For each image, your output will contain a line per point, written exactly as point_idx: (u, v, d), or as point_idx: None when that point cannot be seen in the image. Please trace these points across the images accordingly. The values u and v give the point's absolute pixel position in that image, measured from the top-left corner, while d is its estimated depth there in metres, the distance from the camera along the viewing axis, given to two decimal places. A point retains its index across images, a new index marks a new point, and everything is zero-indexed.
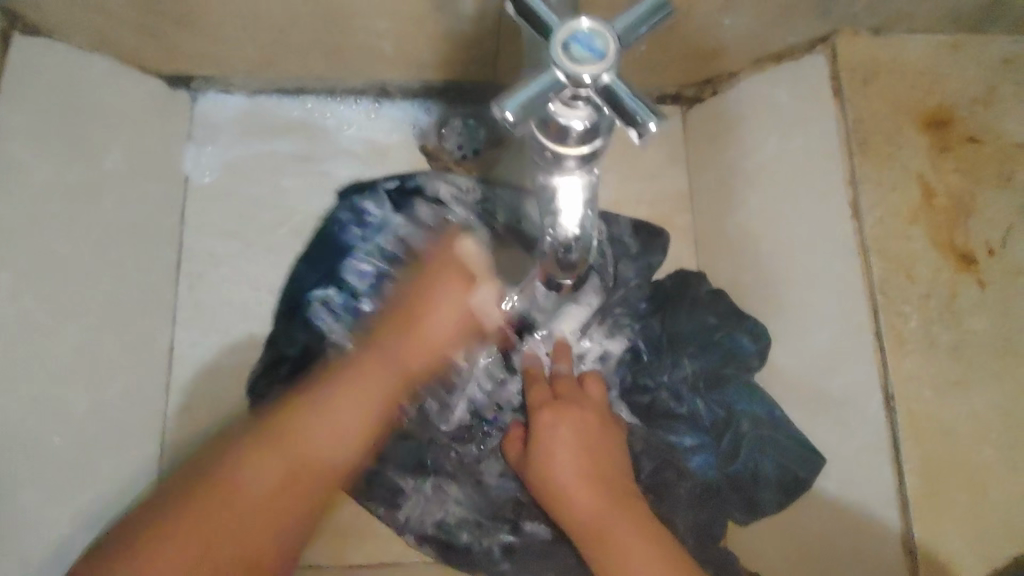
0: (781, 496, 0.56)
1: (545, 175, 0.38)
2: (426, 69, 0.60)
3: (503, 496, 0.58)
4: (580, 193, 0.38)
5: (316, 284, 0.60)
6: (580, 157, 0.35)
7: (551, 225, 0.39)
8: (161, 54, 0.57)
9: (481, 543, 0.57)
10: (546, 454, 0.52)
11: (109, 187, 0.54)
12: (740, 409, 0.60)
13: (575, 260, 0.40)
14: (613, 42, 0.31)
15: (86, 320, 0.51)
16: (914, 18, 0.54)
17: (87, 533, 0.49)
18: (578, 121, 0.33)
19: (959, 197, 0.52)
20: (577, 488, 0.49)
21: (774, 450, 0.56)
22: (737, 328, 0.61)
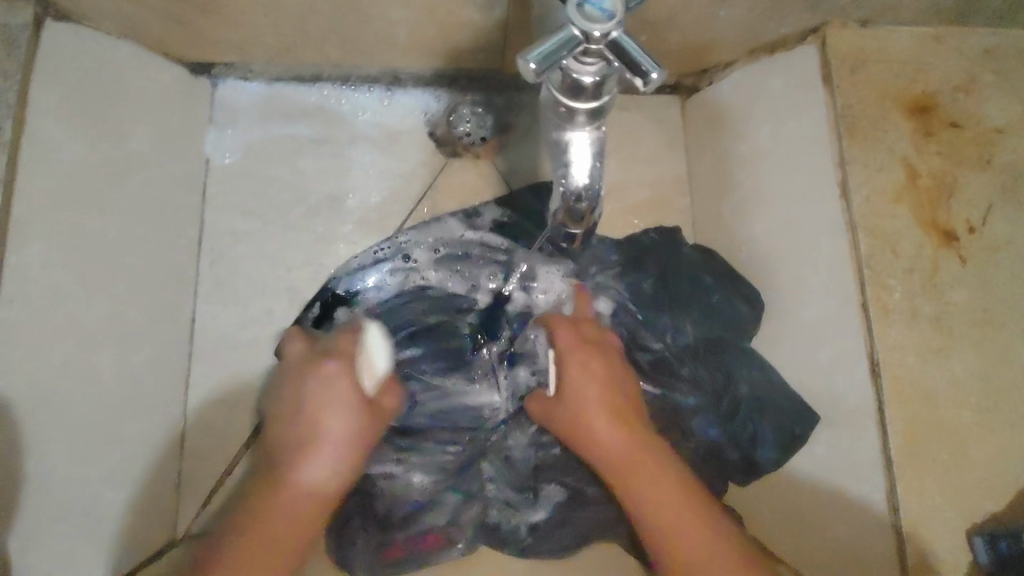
0: (778, 456, 0.58)
1: (557, 130, 0.40)
2: (437, 58, 0.63)
3: (524, 468, 0.58)
4: (588, 145, 0.40)
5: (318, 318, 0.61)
6: (590, 113, 0.38)
7: (562, 177, 0.41)
8: (186, 41, 0.60)
9: (509, 519, 0.56)
10: (574, 383, 0.52)
11: (136, 165, 0.57)
12: (738, 373, 0.61)
13: (584, 211, 0.42)
14: (622, 3, 0.34)
15: (115, 291, 0.54)
16: (899, 10, 0.57)
17: (115, 492, 0.52)
18: (589, 76, 0.36)
19: (941, 178, 0.55)
20: (608, 427, 0.49)
21: (773, 413, 0.58)
22: (734, 292, 0.64)
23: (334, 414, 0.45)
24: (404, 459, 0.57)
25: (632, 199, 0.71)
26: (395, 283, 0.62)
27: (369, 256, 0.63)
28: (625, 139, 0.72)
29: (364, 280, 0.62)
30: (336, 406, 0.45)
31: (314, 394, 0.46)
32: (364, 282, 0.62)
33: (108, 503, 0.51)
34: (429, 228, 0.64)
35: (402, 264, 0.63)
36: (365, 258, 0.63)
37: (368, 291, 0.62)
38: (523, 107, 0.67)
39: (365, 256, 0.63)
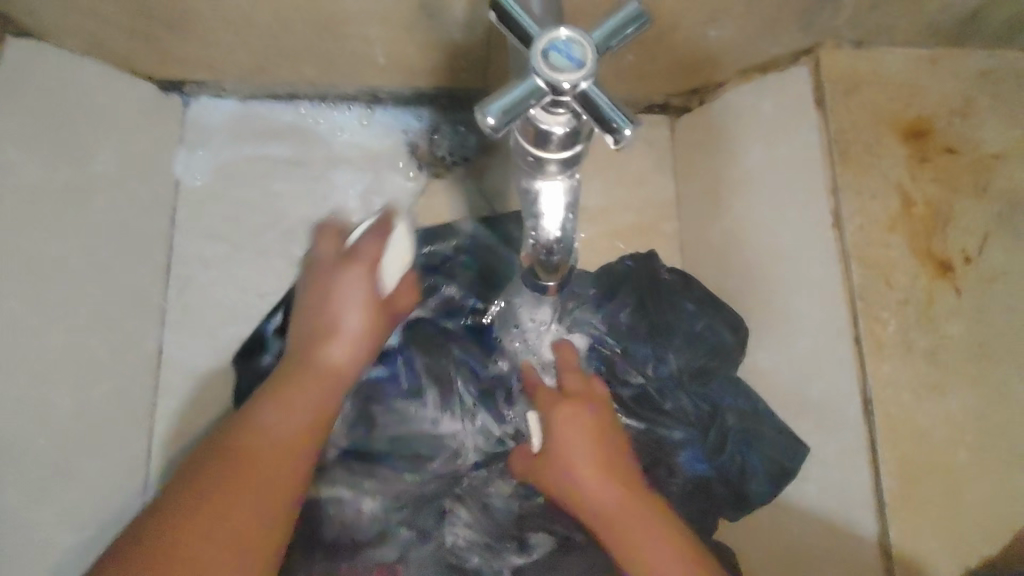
0: (771, 487, 0.56)
1: (527, 180, 0.37)
2: (417, 76, 0.60)
3: (505, 514, 0.55)
4: (562, 197, 0.38)
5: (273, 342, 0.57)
6: (561, 164, 0.35)
7: (532, 228, 0.40)
8: (153, 58, 0.57)
9: (492, 566, 0.53)
10: (564, 446, 0.49)
11: (100, 189, 0.54)
12: (724, 403, 0.59)
13: (557, 262, 0.41)
14: (593, 50, 0.31)
15: (76, 322, 0.51)
16: (893, 31, 0.55)
17: (74, 534, 0.49)
18: (558, 127, 0.33)
19: (936, 206, 0.53)
20: (595, 481, 0.47)
21: (762, 445, 0.56)
22: (715, 317, 0.61)
23: (352, 297, 0.45)
24: (358, 484, 0.54)
25: (620, 221, 0.69)
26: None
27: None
28: (612, 159, 0.70)
29: None
30: (356, 294, 0.45)
31: (332, 283, 0.46)
32: None
33: (64, 545, 0.48)
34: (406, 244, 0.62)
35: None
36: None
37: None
38: None
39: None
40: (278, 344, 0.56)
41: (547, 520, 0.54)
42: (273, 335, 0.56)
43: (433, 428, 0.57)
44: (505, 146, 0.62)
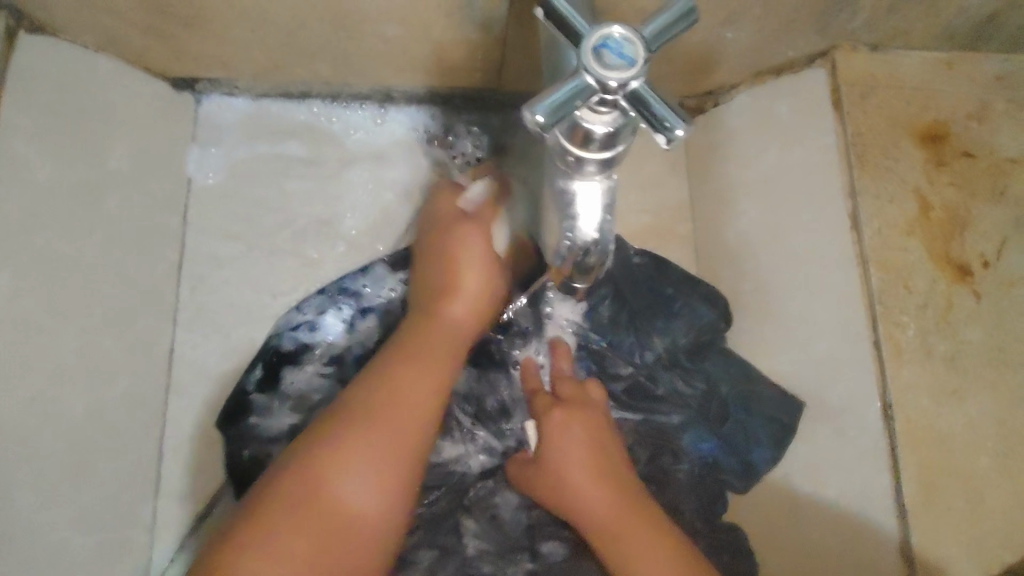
0: (774, 451, 0.57)
1: (564, 180, 0.37)
2: (432, 76, 0.60)
3: (514, 525, 0.54)
4: (600, 198, 0.37)
5: (258, 385, 0.56)
6: (601, 163, 0.35)
7: (568, 231, 0.38)
8: (169, 56, 0.57)
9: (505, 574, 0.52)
10: (561, 457, 0.50)
11: (114, 186, 0.54)
12: (716, 378, 0.60)
13: (592, 264, 0.40)
14: (643, 48, 0.30)
15: (88, 322, 0.51)
16: (910, 35, 0.55)
17: (84, 536, 0.48)
18: (602, 126, 0.32)
19: (954, 210, 0.53)
20: (589, 484, 0.48)
21: (761, 407, 0.58)
22: (695, 296, 0.63)
23: (471, 263, 0.53)
24: None
25: (633, 224, 0.69)
26: (344, 330, 0.58)
27: (316, 306, 0.59)
28: (625, 161, 0.70)
29: (317, 329, 0.58)
30: (473, 258, 0.54)
31: (454, 244, 0.55)
32: (314, 332, 0.58)
33: (74, 548, 0.47)
34: (376, 270, 0.60)
35: (352, 307, 0.59)
36: (309, 314, 0.58)
37: (318, 346, 0.57)
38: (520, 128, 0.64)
39: (310, 309, 0.58)
40: (263, 401, 0.55)
41: (558, 527, 0.53)
42: (255, 392, 0.56)
43: (434, 455, 0.56)
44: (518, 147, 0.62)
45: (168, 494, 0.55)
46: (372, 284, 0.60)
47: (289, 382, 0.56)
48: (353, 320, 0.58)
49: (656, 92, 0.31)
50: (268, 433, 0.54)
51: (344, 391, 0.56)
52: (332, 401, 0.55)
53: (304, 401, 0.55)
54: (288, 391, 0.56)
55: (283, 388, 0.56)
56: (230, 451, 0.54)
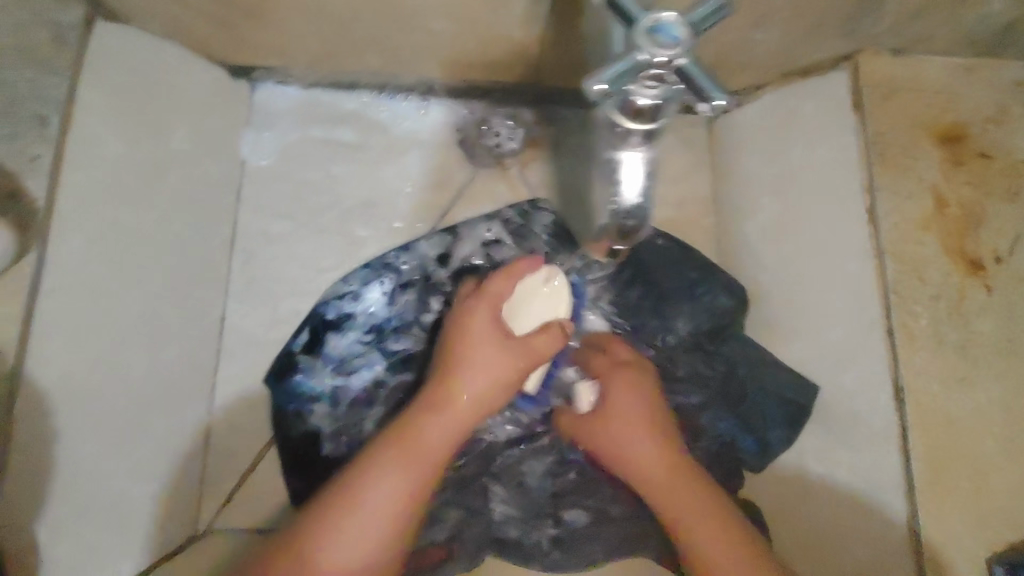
0: (788, 431, 0.60)
1: (609, 150, 0.40)
2: (472, 70, 0.64)
3: (540, 492, 0.58)
4: (640, 163, 0.39)
5: (306, 349, 0.60)
6: (645, 132, 0.38)
7: (612, 197, 0.41)
8: (228, 44, 0.61)
9: (530, 538, 0.56)
10: (617, 410, 0.53)
11: (176, 164, 0.58)
12: (737, 361, 0.63)
13: (633, 229, 0.41)
14: (689, 29, 0.34)
15: (149, 288, 0.55)
16: (932, 40, 0.58)
17: (141, 487, 0.52)
18: (648, 99, 0.36)
19: (969, 208, 0.56)
20: (640, 429, 0.52)
21: (777, 389, 0.61)
22: (714, 282, 0.66)
23: (479, 354, 0.47)
24: None
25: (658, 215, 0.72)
26: (384, 302, 0.62)
27: (361, 279, 0.63)
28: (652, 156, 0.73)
29: (359, 302, 0.62)
30: (480, 356, 0.47)
31: (468, 332, 0.48)
32: (356, 305, 0.62)
33: (132, 497, 0.51)
34: (418, 247, 0.64)
35: (393, 282, 0.63)
36: (354, 286, 0.62)
37: (359, 315, 0.61)
38: (556, 120, 0.68)
39: (354, 281, 0.62)
40: (308, 361, 0.59)
41: (580, 497, 0.58)
42: (302, 353, 0.60)
43: None
44: (563, 139, 0.68)
45: (218, 447, 0.60)
46: (410, 263, 0.63)
47: (332, 345, 0.60)
48: (393, 293, 0.62)
49: (700, 67, 0.35)
50: (313, 392, 0.58)
51: (382, 359, 0.60)
52: (371, 365, 0.60)
53: (345, 364, 0.60)
54: (333, 356, 0.60)
55: (329, 351, 0.60)
56: (281, 408, 0.58)
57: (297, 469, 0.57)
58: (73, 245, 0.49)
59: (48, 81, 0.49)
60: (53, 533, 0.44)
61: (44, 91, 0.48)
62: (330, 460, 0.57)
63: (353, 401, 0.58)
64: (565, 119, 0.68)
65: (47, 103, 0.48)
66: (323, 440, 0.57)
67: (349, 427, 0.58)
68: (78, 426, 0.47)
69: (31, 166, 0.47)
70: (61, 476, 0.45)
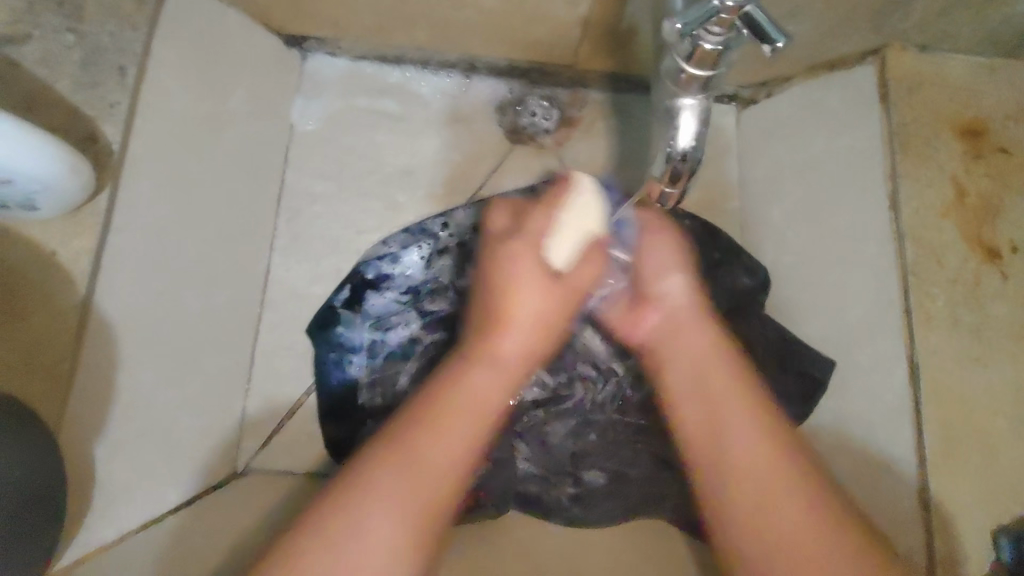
0: (802, 407, 0.63)
1: (670, 98, 0.45)
2: (515, 49, 0.67)
3: (562, 451, 0.60)
4: (694, 113, 0.44)
5: (346, 305, 0.64)
6: (703, 81, 0.42)
7: (669, 142, 0.45)
8: (286, 13, 0.64)
9: (549, 495, 0.58)
10: (653, 270, 0.54)
11: (233, 122, 0.62)
12: (755, 339, 0.65)
13: (685, 173, 0.45)
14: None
15: (203, 236, 0.58)
16: (957, 38, 0.61)
17: (192, 419, 0.55)
18: (713, 44, 0.39)
19: (987, 199, 0.58)
20: (675, 294, 0.53)
21: (795, 366, 0.63)
22: (737, 264, 0.69)
23: (529, 288, 0.49)
24: None
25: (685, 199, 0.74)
26: (421, 266, 0.65)
27: (400, 242, 0.66)
28: None
29: (397, 264, 0.65)
30: (527, 287, 0.49)
31: (510, 268, 0.50)
32: (394, 266, 0.65)
33: (182, 427, 0.54)
34: (456, 216, 0.67)
35: (430, 246, 0.66)
36: (393, 248, 0.66)
37: (397, 277, 0.65)
38: (588, 104, 0.72)
39: (394, 243, 0.66)
40: (348, 315, 0.63)
41: (600, 459, 0.60)
42: (342, 308, 0.64)
43: None
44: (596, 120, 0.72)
45: (257, 394, 0.62)
46: (447, 231, 0.66)
47: (371, 303, 0.64)
48: (430, 258, 0.66)
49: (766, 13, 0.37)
50: (351, 344, 0.63)
51: (417, 317, 0.64)
52: (408, 325, 0.63)
53: (382, 321, 0.63)
54: (371, 312, 0.64)
55: (368, 308, 0.64)
56: (321, 357, 0.62)
57: (335, 414, 0.61)
58: (142, 188, 0.52)
59: (127, 34, 0.52)
60: (113, 452, 0.47)
61: (125, 44, 0.52)
62: (365, 409, 0.61)
63: (389, 355, 0.62)
64: (597, 103, 0.72)
65: (127, 55, 0.52)
66: (359, 390, 0.61)
67: (385, 378, 0.62)
68: (138, 354, 0.51)
69: (109, 112, 0.51)
70: (122, 398, 0.49)
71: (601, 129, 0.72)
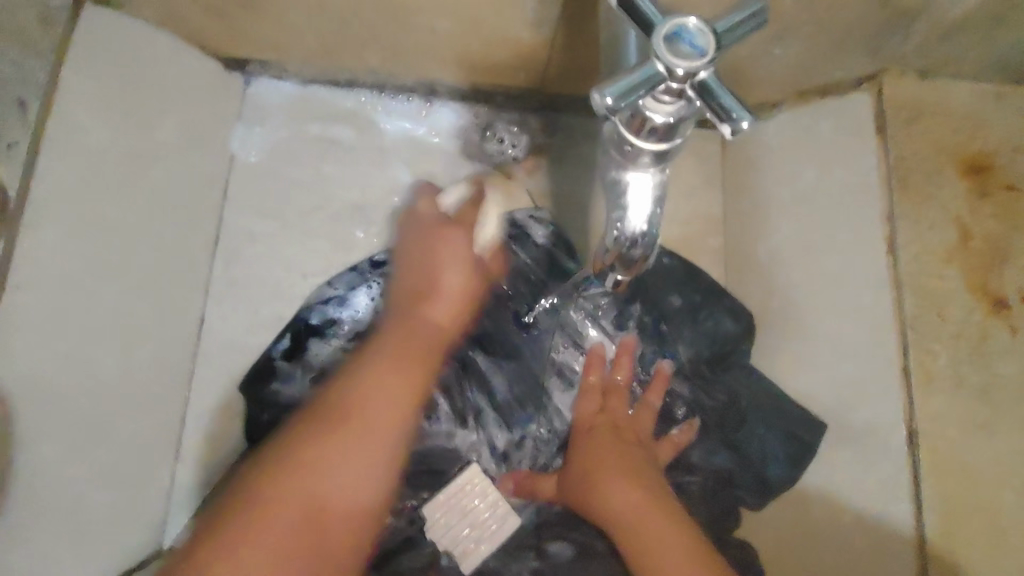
0: (790, 470, 0.57)
1: (615, 170, 0.38)
2: (476, 73, 0.61)
3: (523, 524, 0.54)
4: (649, 188, 0.38)
5: (286, 355, 0.58)
6: (656, 154, 0.36)
7: (617, 219, 0.39)
8: (223, 36, 0.58)
9: (509, 570, 0.52)
10: (591, 464, 0.51)
11: (161, 157, 0.55)
12: (741, 393, 0.60)
13: (637, 258, 0.40)
14: (716, 40, 0.31)
15: (122, 286, 0.52)
16: (961, 63, 0.55)
17: (104, 493, 0.49)
18: (663, 115, 0.33)
19: (995, 242, 0.52)
20: (622, 483, 0.49)
21: (780, 424, 0.57)
22: (718, 308, 0.63)
23: (452, 265, 0.52)
24: None
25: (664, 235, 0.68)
26: (370, 308, 0.59)
27: (348, 282, 0.60)
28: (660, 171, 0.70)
29: (345, 308, 0.59)
30: (453, 263, 0.52)
31: (433, 251, 0.53)
32: (340, 311, 0.59)
33: (93, 505, 0.48)
34: None
35: (381, 286, 0.60)
36: (340, 289, 0.60)
37: (345, 320, 0.59)
38: (558, 130, 0.66)
39: (341, 284, 0.60)
40: (286, 368, 0.57)
41: (567, 528, 0.53)
42: (280, 359, 0.58)
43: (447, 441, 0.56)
44: (567, 148, 0.66)
45: (187, 460, 0.57)
46: None
47: (313, 351, 0.58)
48: (380, 299, 0.59)
49: (723, 83, 0.32)
50: (289, 400, 0.56)
51: None
52: None
53: (324, 373, 0.57)
54: (313, 363, 0.57)
55: (308, 357, 0.58)
56: (255, 414, 0.56)
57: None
58: (46, 235, 0.46)
59: (32, 63, 0.46)
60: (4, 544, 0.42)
61: (29, 73, 0.46)
62: None
63: None
64: (569, 129, 0.66)
65: (30, 88, 0.46)
66: None
67: None
68: (41, 428, 0.45)
69: (6, 154, 0.44)
70: (21, 478, 0.43)
71: (574, 158, 0.66)
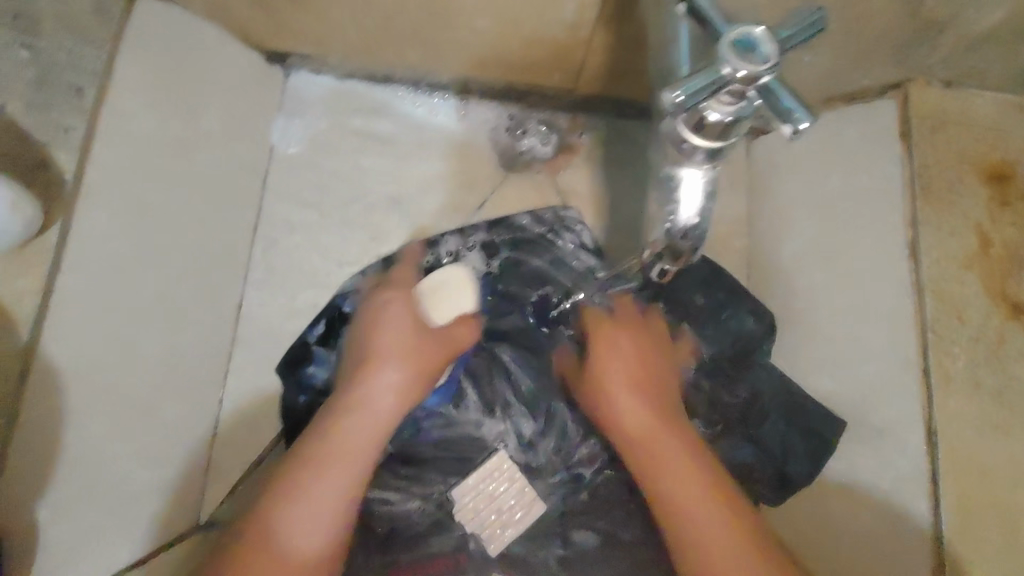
0: (809, 467, 0.58)
1: (669, 165, 0.41)
2: (511, 72, 0.63)
3: (549, 511, 0.56)
4: (699, 184, 0.40)
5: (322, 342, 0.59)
6: (709, 151, 0.38)
7: (668, 215, 0.41)
8: (268, 31, 0.60)
9: (536, 556, 0.54)
10: (633, 441, 0.49)
11: (206, 144, 0.57)
12: (762, 390, 0.61)
13: (686, 249, 0.42)
14: (779, 47, 0.33)
15: (166, 269, 0.54)
16: (986, 75, 0.56)
17: (146, 471, 0.50)
18: (722, 114, 0.35)
19: (1015, 249, 0.54)
20: (666, 461, 0.47)
21: (801, 420, 0.59)
22: (742, 307, 0.64)
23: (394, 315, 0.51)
24: (404, 487, 0.55)
25: None
26: None
27: (382, 273, 0.62)
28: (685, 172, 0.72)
29: None
30: (393, 322, 0.50)
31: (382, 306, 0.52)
32: None
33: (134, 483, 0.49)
34: (445, 243, 0.62)
35: None
36: (373, 279, 0.61)
37: None
38: (588, 128, 0.68)
39: (374, 274, 0.61)
40: (322, 353, 0.59)
41: (590, 517, 0.56)
42: (317, 345, 0.59)
43: (476, 429, 0.58)
44: (597, 147, 0.68)
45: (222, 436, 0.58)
46: None
47: None
48: None
49: (786, 87, 0.33)
50: (323, 385, 0.58)
51: None
52: None
53: None
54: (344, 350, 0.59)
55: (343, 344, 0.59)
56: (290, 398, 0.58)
57: None
58: (96, 219, 0.48)
59: (87, 51, 0.49)
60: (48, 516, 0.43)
61: (81, 61, 0.48)
62: None
63: None
64: (599, 129, 0.68)
65: (86, 76, 0.48)
66: None
67: None
68: (85, 403, 0.46)
69: (63, 137, 0.47)
70: (65, 453, 0.44)
71: (604, 158, 0.68)
